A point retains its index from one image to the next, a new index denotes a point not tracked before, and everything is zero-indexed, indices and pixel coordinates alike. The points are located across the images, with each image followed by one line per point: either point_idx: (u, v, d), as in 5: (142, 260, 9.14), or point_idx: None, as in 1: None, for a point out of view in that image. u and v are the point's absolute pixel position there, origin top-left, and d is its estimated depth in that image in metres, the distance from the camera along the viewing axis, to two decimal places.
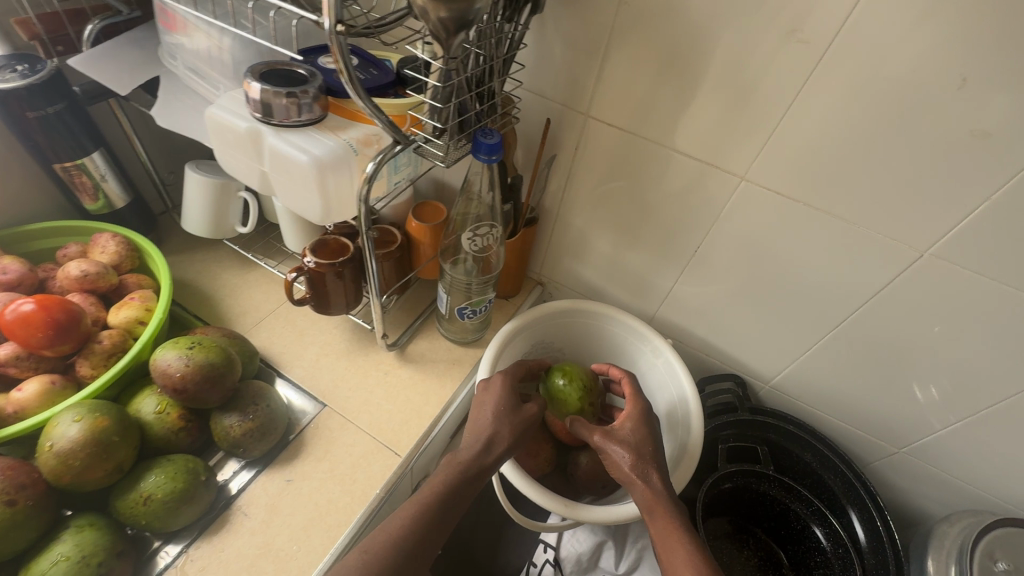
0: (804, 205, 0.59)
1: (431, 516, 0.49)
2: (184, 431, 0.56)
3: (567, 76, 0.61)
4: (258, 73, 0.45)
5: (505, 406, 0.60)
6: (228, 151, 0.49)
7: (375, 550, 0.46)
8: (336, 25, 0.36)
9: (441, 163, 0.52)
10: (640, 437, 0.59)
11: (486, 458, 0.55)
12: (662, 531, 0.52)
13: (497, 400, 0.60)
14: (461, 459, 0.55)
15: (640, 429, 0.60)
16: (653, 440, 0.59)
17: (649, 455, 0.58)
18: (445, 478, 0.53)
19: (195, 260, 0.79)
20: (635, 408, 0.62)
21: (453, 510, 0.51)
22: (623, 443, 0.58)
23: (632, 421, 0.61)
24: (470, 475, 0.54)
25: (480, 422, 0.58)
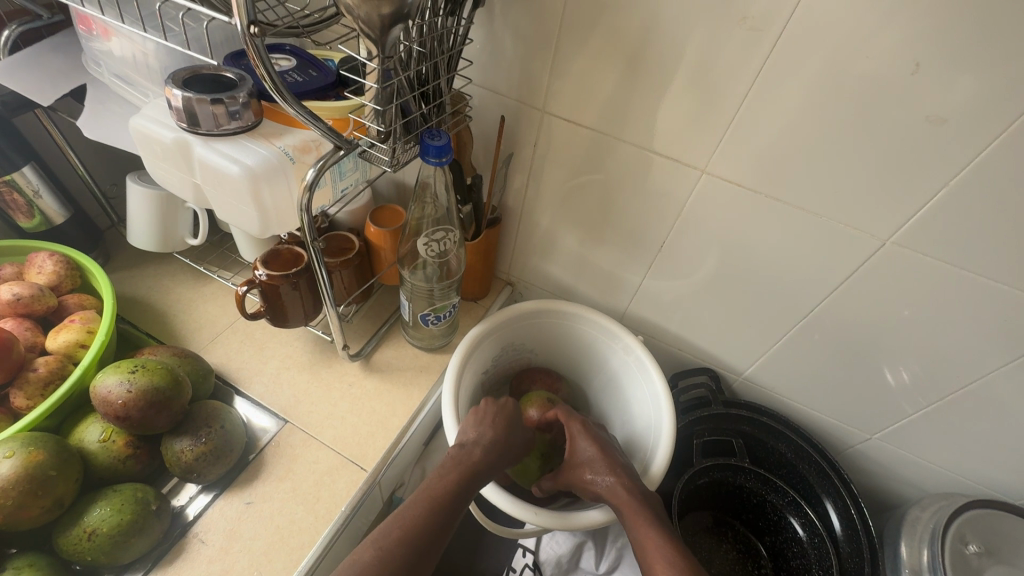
0: (766, 196, 0.58)
1: (438, 519, 0.51)
2: (131, 458, 0.54)
3: (520, 71, 0.59)
4: (180, 78, 0.42)
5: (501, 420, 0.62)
6: (158, 163, 0.46)
7: (389, 549, 0.47)
8: (249, 27, 0.33)
9: (389, 168, 0.49)
10: (597, 451, 0.61)
11: (490, 461, 0.58)
12: (636, 532, 0.53)
13: (502, 413, 0.63)
14: (469, 459, 0.56)
15: (597, 443, 0.62)
16: (609, 450, 0.62)
17: (606, 464, 0.60)
18: (453, 478, 0.55)
19: (145, 275, 0.75)
20: (578, 427, 0.64)
21: (446, 517, 0.52)
22: (583, 462, 0.61)
23: (588, 438, 0.63)
24: (476, 475, 0.56)
25: (486, 424, 0.61)
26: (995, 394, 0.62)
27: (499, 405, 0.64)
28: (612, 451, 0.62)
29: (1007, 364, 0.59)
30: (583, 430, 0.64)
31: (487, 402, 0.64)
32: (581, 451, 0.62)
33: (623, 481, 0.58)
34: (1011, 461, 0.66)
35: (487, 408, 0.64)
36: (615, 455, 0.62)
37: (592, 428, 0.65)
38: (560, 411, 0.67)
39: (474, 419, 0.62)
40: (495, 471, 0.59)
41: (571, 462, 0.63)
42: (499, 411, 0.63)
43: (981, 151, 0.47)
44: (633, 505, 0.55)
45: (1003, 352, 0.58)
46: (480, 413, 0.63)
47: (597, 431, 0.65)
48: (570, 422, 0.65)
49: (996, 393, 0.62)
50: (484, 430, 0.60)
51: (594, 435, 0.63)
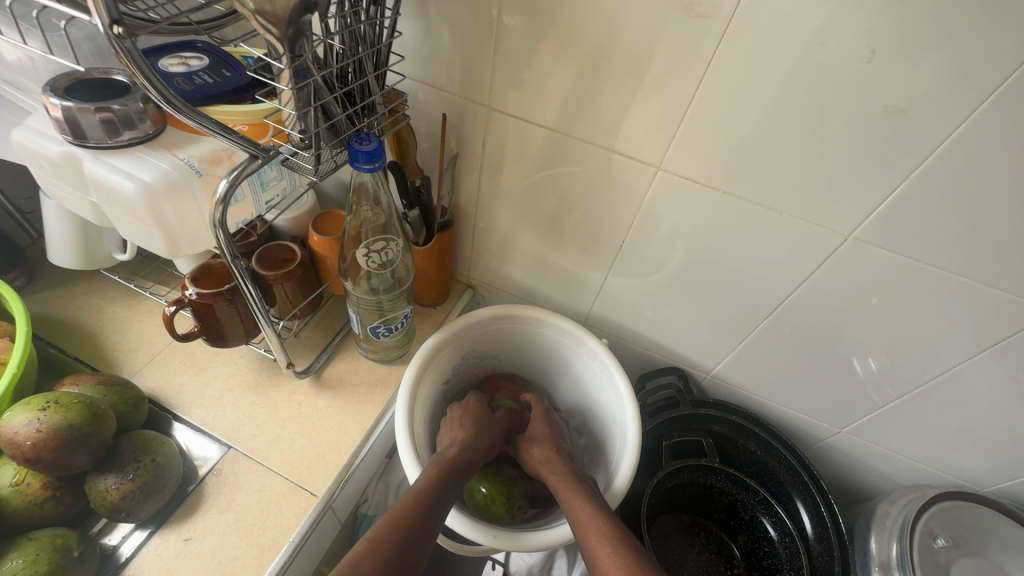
0: (724, 193, 0.55)
1: (431, 506, 0.51)
2: (50, 501, 0.49)
3: (461, 65, 0.55)
4: (60, 86, 0.37)
5: (475, 414, 0.65)
6: (50, 179, 0.42)
7: (384, 541, 0.46)
8: (112, 27, 0.28)
9: (313, 176, 0.46)
10: (547, 430, 0.64)
11: (472, 452, 0.59)
12: (572, 509, 0.53)
13: (468, 413, 0.65)
14: (445, 457, 0.57)
15: (549, 427, 0.65)
16: (559, 431, 0.65)
17: (553, 443, 0.62)
18: (438, 470, 0.55)
19: (75, 294, 0.70)
20: (539, 408, 0.68)
21: (436, 510, 0.51)
22: (533, 439, 0.64)
23: (542, 422, 0.66)
24: (457, 473, 0.56)
25: (460, 425, 0.63)
26: (960, 386, 0.61)
27: (475, 403, 0.67)
28: (560, 438, 0.65)
29: (973, 357, 0.58)
30: (541, 414, 0.67)
31: (455, 407, 0.67)
32: (535, 429, 0.65)
33: (563, 460, 0.60)
34: (979, 451, 0.65)
35: (471, 404, 0.67)
36: (563, 437, 0.65)
37: (552, 415, 0.68)
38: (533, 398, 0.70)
39: (456, 424, 0.64)
40: (475, 466, 0.59)
41: (524, 437, 0.65)
42: (464, 413, 0.65)
43: (940, 142, 0.44)
44: (568, 485, 0.56)
45: (969, 344, 0.57)
46: (449, 421, 0.66)
47: (556, 421, 0.68)
48: (538, 409, 0.68)
49: (962, 384, 0.60)
50: (457, 433, 0.62)
51: (550, 420, 0.66)
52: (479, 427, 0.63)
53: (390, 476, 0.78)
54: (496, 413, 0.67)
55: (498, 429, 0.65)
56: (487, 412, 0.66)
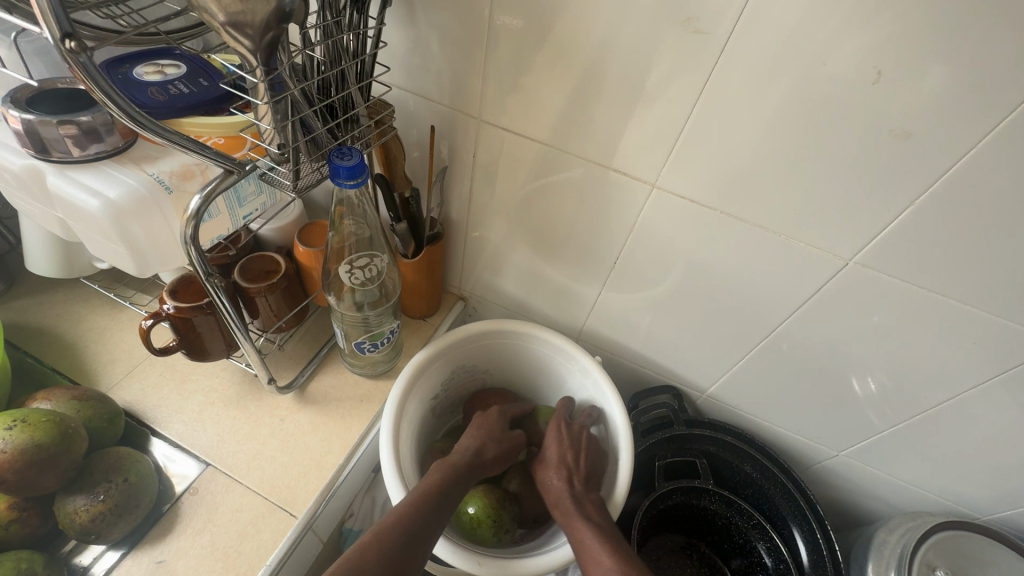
0: (721, 212, 0.53)
1: (431, 519, 0.51)
2: (17, 522, 0.48)
3: (452, 76, 0.53)
4: (23, 97, 0.36)
5: (493, 424, 0.64)
6: (16, 193, 0.40)
7: (386, 534, 0.47)
8: (64, 41, 0.27)
9: (292, 191, 0.44)
10: (560, 452, 0.61)
11: (476, 463, 0.59)
12: (576, 540, 0.53)
13: (489, 423, 0.65)
14: (453, 461, 0.58)
15: (565, 446, 0.61)
16: (579, 451, 0.61)
17: (566, 467, 0.59)
18: (439, 477, 0.55)
19: (54, 302, 0.68)
20: (557, 426, 0.64)
21: (433, 522, 0.51)
22: (545, 461, 0.61)
23: (555, 439, 0.62)
24: (460, 476, 0.56)
25: (476, 432, 0.63)
26: (963, 414, 0.59)
27: (496, 414, 0.66)
28: (576, 456, 0.61)
29: (977, 386, 0.56)
30: (556, 430, 0.63)
31: (480, 415, 0.66)
32: (549, 450, 0.62)
33: (573, 490, 0.57)
34: (981, 480, 0.63)
35: (494, 413, 0.67)
36: (581, 458, 0.61)
37: (572, 428, 0.64)
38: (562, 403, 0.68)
39: (473, 432, 0.63)
40: (482, 470, 0.59)
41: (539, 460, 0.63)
42: (483, 422, 0.65)
43: (946, 168, 0.43)
44: (574, 513, 0.55)
45: (972, 372, 0.55)
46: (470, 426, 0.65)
47: (575, 433, 0.63)
48: (555, 421, 0.65)
49: (965, 413, 0.58)
50: (472, 436, 0.63)
51: (565, 436, 0.62)
52: (490, 438, 0.63)
53: (376, 491, 0.76)
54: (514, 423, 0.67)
55: (512, 437, 0.64)
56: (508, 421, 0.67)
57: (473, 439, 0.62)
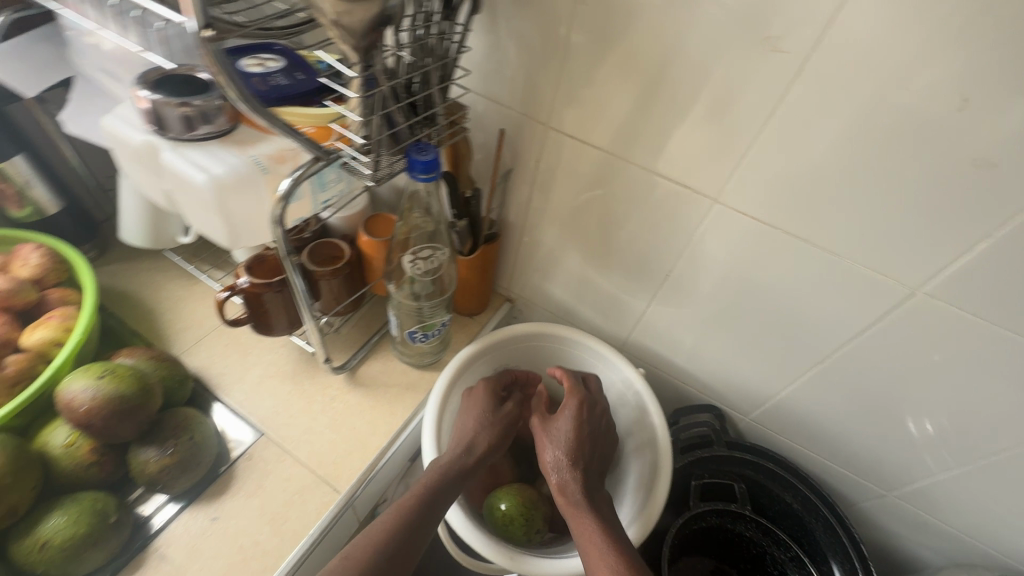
0: (783, 231, 0.53)
1: (413, 537, 0.50)
2: (95, 466, 0.52)
3: (525, 83, 0.55)
4: (151, 79, 0.40)
5: (481, 412, 0.62)
6: (130, 165, 0.44)
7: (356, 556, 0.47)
8: (204, 30, 0.30)
9: (371, 181, 0.46)
10: (571, 439, 0.59)
11: (469, 458, 0.57)
12: (579, 536, 0.53)
13: (477, 404, 0.63)
14: (440, 465, 0.56)
15: (576, 426, 0.60)
16: (585, 440, 0.60)
17: (575, 457, 0.58)
18: (424, 483, 0.54)
19: (137, 270, 0.74)
20: (572, 408, 0.61)
21: (415, 545, 0.50)
22: (554, 444, 0.60)
23: (570, 424, 0.60)
24: (448, 480, 0.55)
25: (462, 425, 0.61)
26: None
27: (486, 389, 0.65)
28: (590, 444, 0.60)
29: None
30: (577, 411, 0.61)
31: (473, 389, 0.65)
32: (559, 434, 0.60)
33: (581, 483, 0.57)
34: None
35: (480, 392, 0.64)
36: (588, 446, 0.60)
37: (591, 412, 0.62)
38: (566, 374, 0.64)
39: (465, 421, 0.62)
40: (475, 467, 0.58)
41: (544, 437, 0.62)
42: (472, 402, 0.63)
43: None
44: (577, 511, 0.55)
45: None
46: (465, 403, 0.64)
47: (593, 420, 0.62)
48: (574, 396, 0.62)
49: None
50: (467, 424, 0.61)
51: (581, 421, 0.60)
52: (481, 429, 0.60)
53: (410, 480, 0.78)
54: (506, 403, 0.64)
55: (503, 427, 0.62)
56: (499, 405, 0.64)
57: (457, 439, 0.60)
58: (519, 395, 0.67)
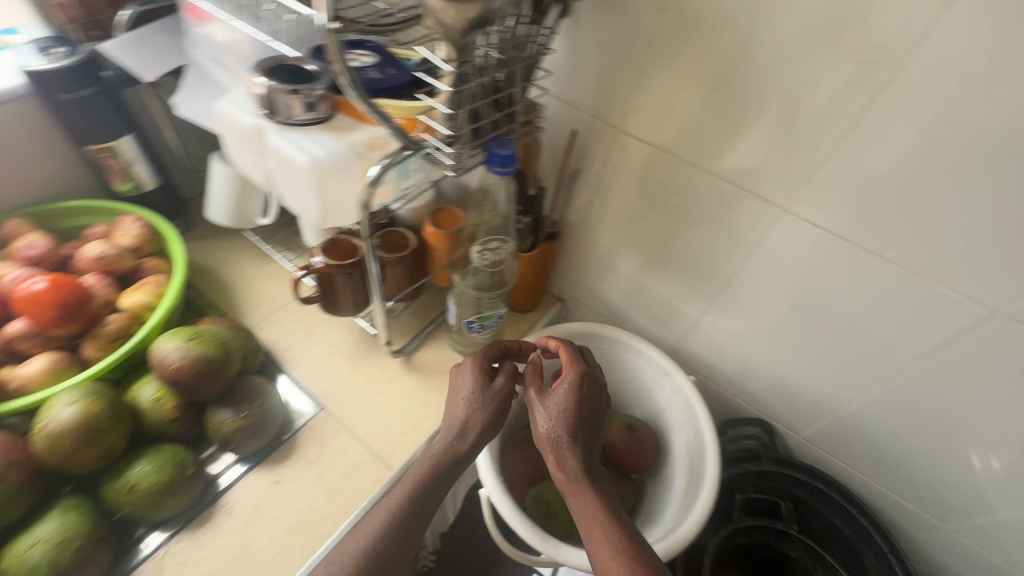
0: (853, 244, 0.52)
1: (404, 534, 0.49)
2: (177, 422, 0.56)
3: (599, 87, 0.57)
4: (266, 68, 0.44)
5: (470, 390, 0.56)
6: (237, 145, 0.49)
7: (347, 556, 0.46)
8: (331, 22, 0.33)
9: (452, 172, 0.48)
10: (569, 415, 0.52)
11: (461, 445, 0.53)
12: (583, 524, 0.46)
13: (466, 380, 0.56)
14: (431, 455, 0.53)
15: (575, 401, 0.53)
16: (585, 416, 0.53)
17: (574, 435, 0.51)
18: (415, 476, 0.51)
19: (217, 247, 0.79)
20: (570, 380, 0.54)
21: (405, 542, 0.48)
22: (549, 422, 0.52)
23: (568, 398, 0.53)
24: (440, 473, 0.52)
25: (453, 405, 0.56)
26: None
27: (475, 362, 0.58)
28: (590, 420, 0.53)
29: None
30: (575, 384, 0.54)
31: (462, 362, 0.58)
32: (554, 410, 0.52)
33: (583, 465, 0.50)
34: None
35: (470, 368, 0.57)
36: (588, 422, 0.53)
37: (590, 384, 0.54)
38: (564, 346, 0.58)
39: (455, 400, 0.56)
40: (468, 454, 0.53)
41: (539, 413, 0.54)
42: (461, 378, 0.57)
43: None
44: (580, 495, 0.48)
45: None
46: (455, 378, 0.58)
47: (592, 393, 0.54)
48: (572, 369, 0.55)
49: None
50: (457, 404, 0.56)
51: (579, 394, 0.53)
52: (471, 408, 0.55)
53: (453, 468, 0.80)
54: (498, 378, 0.57)
55: (497, 406, 0.56)
56: (491, 380, 0.57)
57: (447, 423, 0.55)
58: (512, 365, 0.59)
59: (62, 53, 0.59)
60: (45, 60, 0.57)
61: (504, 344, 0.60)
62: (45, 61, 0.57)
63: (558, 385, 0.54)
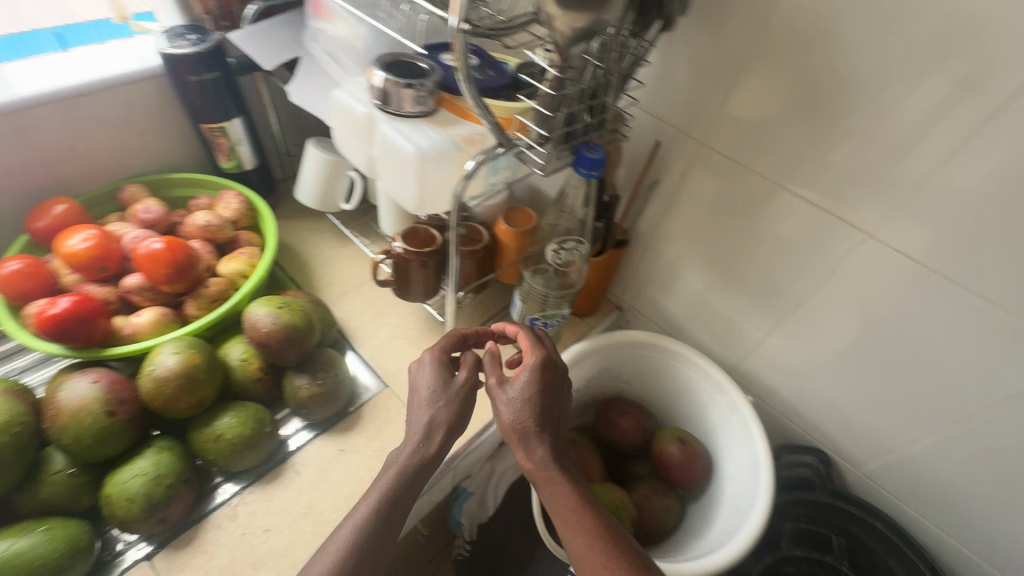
0: (940, 275, 0.51)
1: (375, 549, 0.44)
2: (260, 382, 0.61)
3: (686, 100, 0.59)
4: (384, 63, 0.48)
5: (430, 389, 0.53)
6: (346, 132, 0.53)
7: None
8: (461, 24, 0.37)
9: (540, 171, 0.50)
10: (535, 402, 0.51)
11: (431, 451, 0.50)
12: (559, 511, 0.47)
13: (425, 376, 0.54)
14: (399, 464, 0.48)
15: (538, 386, 0.52)
16: (550, 400, 0.52)
17: (540, 421, 0.51)
18: (384, 489, 0.46)
19: (300, 227, 0.85)
20: (533, 365, 0.53)
21: (381, 556, 0.44)
22: (515, 413, 0.51)
23: (531, 385, 0.52)
24: (412, 481, 0.48)
25: (413, 403, 0.53)
26: None
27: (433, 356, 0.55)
28: (555, 404, 0.53)
29: None
30: (537, 369, 0.53)
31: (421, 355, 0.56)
32: (519, 398, 0.51)
33: (553, 452, 0.50)
34: None
35: (429, 363, 0.55)
36: (554, 406, 0.52)
37: (552, 368, 0.54)
38: (523, 332, 0.57)
39: (416, 398, 0.53)
40: (436, 456, 0.50)
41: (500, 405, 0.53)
42: (419, 374, 0.54)
43: None
44: (553, 481, 0.48)
45: None
46: (413, 376, 0.55)
47: (553, 378, 0.54)
48: (534, 355, 0.54)
49: None
50: (417, 403, 0.52)
51: (542, 380, 0.52)
52: (435, 407, 0.52)
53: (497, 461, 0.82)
54: (458, 372, 0.55)
55: (461, 403, 0.53)
56: (451, 375, 0.55)
57: (411, 426, 0.51)
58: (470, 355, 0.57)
59: (194, 40, 0.66)
60: (180, 45, 0.64)
61: (459, 334, 0.59)
62: (179, 45, 0.64)
63: (520, 370, 0.53)
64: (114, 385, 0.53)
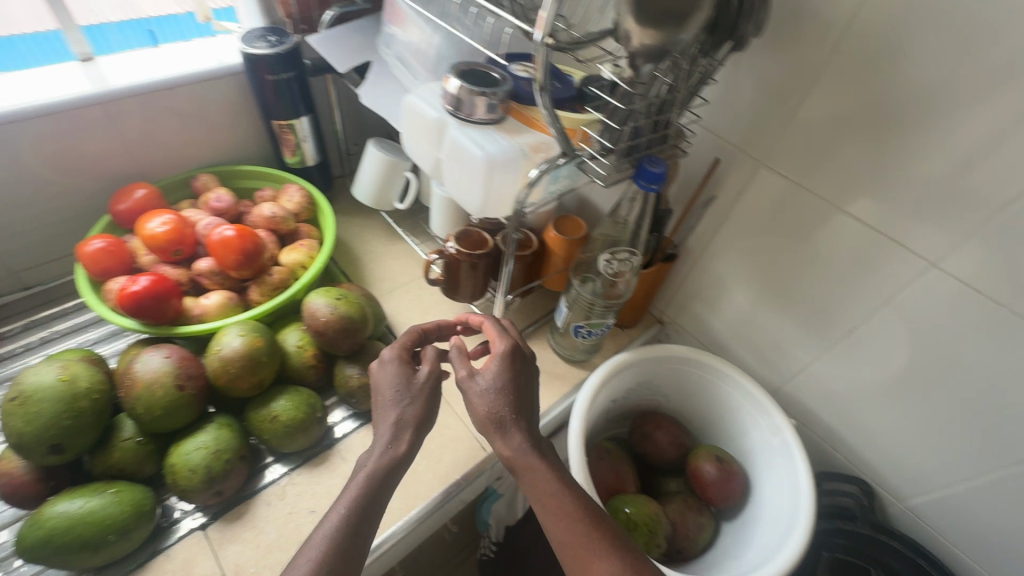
0: (1006, 310, 0.49)
1: (354, 547, 0.42)
2: (313, 368, 0.63)
3: (748, 120, 0.59)
4: (459, 70, 0.50)
5: (395, 389, 0.51)
6: (415, 134, 0.56)
7: None
8: (546, 37, 0.38)
9: (600, 181, 0.51)
10: (507, 391, 0.51)
11: (405, 450, 0.48)
12: (540, 498, 0.47)
13: (390, 375, 0.52)
14: (372, 467, 0.47)
15: (507, 376, 0.52)
16: (520, 388, 0.52)
17: (513, 410, 0.50)
18: (360, 493, 0.45)
19: (354, 222, 0.88)
20: (502, 354, 0.53)
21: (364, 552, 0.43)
22: (487, 404, 0.50)
23: (502, 376, 0.52)
24: (387, 481, 0.46)
25: (378, 402, 0.51)
26: None
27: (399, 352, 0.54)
28: (527, 392, 0.53)
29: None
30: (505, 359, 0.53)
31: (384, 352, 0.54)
32: (490, 389, 0.51)
33: (530, 441, 0.49)
34: None
35: (391, 361, 0.53)
36: (524, 393, 0.52)
37: (519, 357, 0.54)
38: (490, 321, 0.57)
39: (381, 397, 0.51)
40: (409, 454, 0.49)
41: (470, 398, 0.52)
42: (383, 374, 0.52)
43: None
44: (533, 469, 0.48)
45: None
46: (377, 376, 0.53)
47: (521, 367, 0.53)
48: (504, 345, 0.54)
49: None
50: (383, 402, 0.51)
51: (512, 369, 0.52)
52: (401, 406, 0.50)
53: None
54: (423, 367, 0.54)
55: (428, 399, 0.52)
56: (414, 371, 0.53)
57: (379, 426, 0.50)
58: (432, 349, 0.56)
59: (273, 41, 0.69)
60: (260, 46, 0.68)
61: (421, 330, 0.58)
62: (259, 46, 0.68)
63: (489, 360, 0.53)
64: (183, 361, 0.57)
